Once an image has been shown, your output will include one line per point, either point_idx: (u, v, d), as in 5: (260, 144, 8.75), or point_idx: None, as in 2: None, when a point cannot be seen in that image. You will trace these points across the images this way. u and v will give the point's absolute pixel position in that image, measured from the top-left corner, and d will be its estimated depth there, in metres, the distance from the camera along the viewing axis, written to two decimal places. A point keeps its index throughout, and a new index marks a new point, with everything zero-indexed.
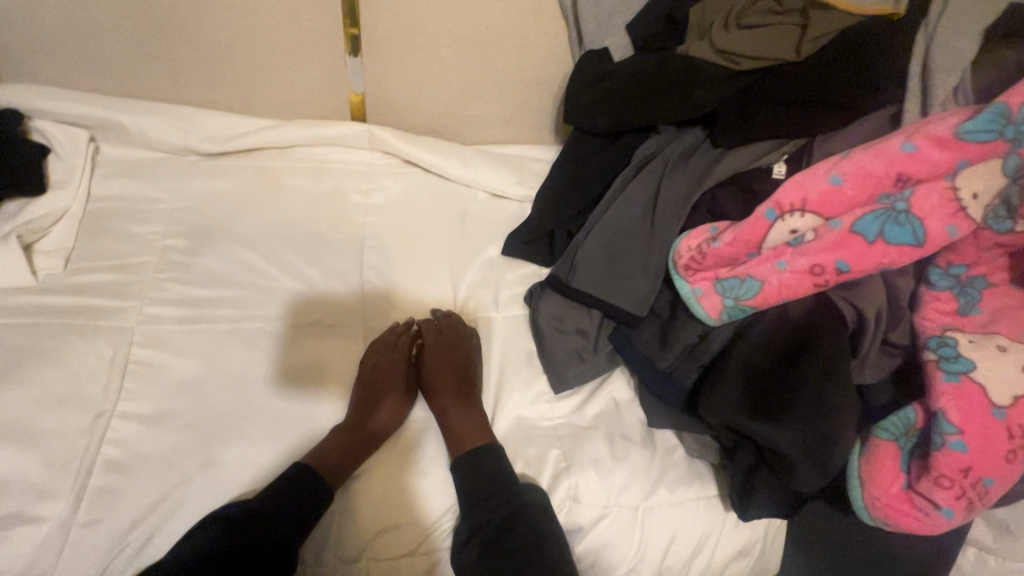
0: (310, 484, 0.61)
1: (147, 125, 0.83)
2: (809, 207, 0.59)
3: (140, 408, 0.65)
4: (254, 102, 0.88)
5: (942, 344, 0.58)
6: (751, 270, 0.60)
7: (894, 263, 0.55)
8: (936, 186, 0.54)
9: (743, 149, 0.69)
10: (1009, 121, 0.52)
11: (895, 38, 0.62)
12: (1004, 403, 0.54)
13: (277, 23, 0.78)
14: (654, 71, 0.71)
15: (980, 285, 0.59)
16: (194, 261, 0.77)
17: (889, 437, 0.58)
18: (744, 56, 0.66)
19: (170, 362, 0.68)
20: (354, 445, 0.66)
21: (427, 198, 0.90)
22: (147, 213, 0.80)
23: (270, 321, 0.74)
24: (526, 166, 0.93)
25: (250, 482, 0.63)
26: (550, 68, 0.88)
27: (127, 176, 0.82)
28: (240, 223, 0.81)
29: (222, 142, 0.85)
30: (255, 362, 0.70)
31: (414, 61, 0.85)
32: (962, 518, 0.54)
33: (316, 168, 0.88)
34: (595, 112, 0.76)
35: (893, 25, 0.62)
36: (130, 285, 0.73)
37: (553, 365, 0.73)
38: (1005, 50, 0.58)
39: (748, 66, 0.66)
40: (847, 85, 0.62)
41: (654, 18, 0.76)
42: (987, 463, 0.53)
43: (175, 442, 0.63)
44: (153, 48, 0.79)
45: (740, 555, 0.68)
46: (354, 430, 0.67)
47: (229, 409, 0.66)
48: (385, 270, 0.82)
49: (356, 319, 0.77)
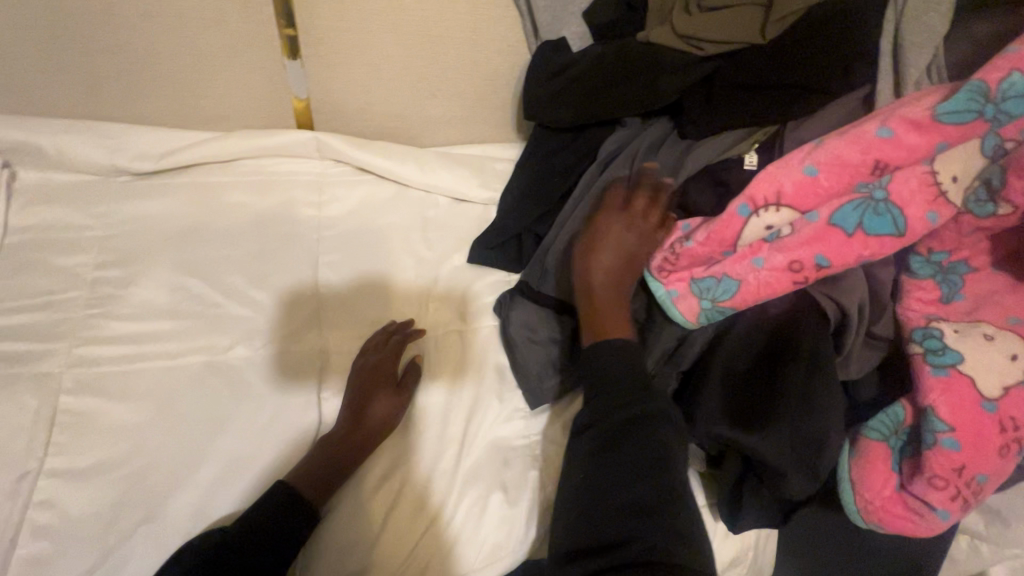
0: (264, 531, 0.57)
1: (71, 146, 0.77)
2: (783, 200, 0.56)
3: (76, 461, 0.60)
4: (188, 114, 0.82)
5: (927, 336, 0.55)
6: (727, 270, 0.56)
7: (876, 255, 0.52)
8: (914, 171, 0.51)
9: (713, 138, 0.64)
10: (989, 100, 0.49)
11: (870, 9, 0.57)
12: (995, 395, 0.51)
13: (203, 27, 0.73)
14: (615, 62, 0.67)
15: (962, 271, 0.57)
16: (128, 292, 0.71)
17: (879, 437, 0.55)
18: (706, 41, 0.63)
19: (104, 408, 0.63)
20: (315, 486, 0.61)
21: (385, 207, 0.85)
22: (74, 242, 0.74)
23: (216, 352, 0.69)
24: (488, 166, 0.88)
25: (194, 534, 0.60)
26: (504, 62, 0.84)
27: (50, 204, 0.76)
28: (179, 247, 0.76)
29: (156, 159, 0.80)
30: (202, 398, 0.65)
31: (358, 62, 0.80)
32: (959, 516, 0.52)
33: (261, 182, 0.83)
34: (555, 108, 0.72)
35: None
36: (57, 325, 0.67)
37: (528, 380, 0.70)
38: (970, 24, 0.56)
39: (711, 51, 0.63)
40: (818, 66, 0.58)
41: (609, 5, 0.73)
42: (981, 459, 0.50)
43: (110, 498, 0.59)
44: (66, 62, 0.73)
45: (732, 564, 0.66)
46: (314, 469, 0.62)
47: (176, 451, 0.62)
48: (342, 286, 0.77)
49: (313, 342, 0.72)
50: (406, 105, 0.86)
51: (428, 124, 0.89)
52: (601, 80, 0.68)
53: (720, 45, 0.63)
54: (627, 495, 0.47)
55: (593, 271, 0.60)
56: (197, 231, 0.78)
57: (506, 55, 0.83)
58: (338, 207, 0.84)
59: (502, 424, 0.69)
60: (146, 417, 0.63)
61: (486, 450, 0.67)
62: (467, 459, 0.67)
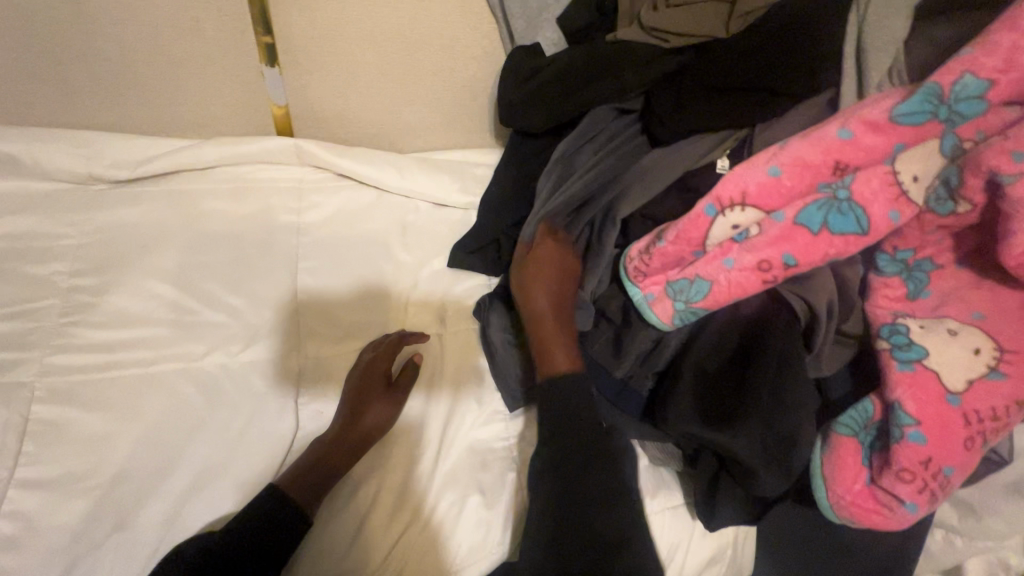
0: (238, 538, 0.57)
1: (45, 154, 0.77)
2: (749, 201, 0.56)
3: (47, 471, 0.60)
4: (164, 121, 0.82)
5: (894, 332, 0.56)
6: (699, 270, 0.58)
7: (841, 254, 0.53)
8: (876, 171, 0.52)
9: (686, 143, 0.65)
10: (942, 101, 0.51)
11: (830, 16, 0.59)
12: (959, 388, 0.52)
13: (178, 34, 0.73)
14: (584, 62, 0.68)
15: (927, 267, 0.57)
16: (103, 300, 0.71)
17: (849, 432, 0.56)
18: (675, 34, 0.64)
19: (75, 417, 0.63)
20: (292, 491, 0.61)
21: (365, 212, 0.85)
22: (47, 250, 0.74)
23: (191, 359, 0.68)
24: (468, 171, 0.89)
25: (165, 544, 0.59)
26: (482, 68, 0.85)
27: (24, 212, 0.76)
28: (156, 254, 0.75)
29: (132, 168, 0.79)
30: (176, 405, 0.65)
31: (336, 68, 0.80)
32: (927, 509, 0.53)
33: (239, 189, 0.83)
34: (528, 110, 0.72)
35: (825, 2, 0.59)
36: (29, 334, 0.67)
37: (507, 383, 0.70)
38: (928, 27, 0.57)
39: (680, 44, 0.65)
40: (782, 67, 0.59)
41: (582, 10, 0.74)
42: (947, 452, 0.51)
43: (80, 508, 0.59)
44: (40, 69, 0.73)
45: (712, 562, 0.66)
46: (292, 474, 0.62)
47: (148, 461, 0.62)
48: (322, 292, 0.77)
49: (292, 348, 0.72)
50: (385, 111, 0.86)
51: (408, 129, 0.89)
52: (572, 78, 0.68)
53: (690, 39, 0.64)
54: (598, 498, 0.54)
55: (538, 301, 0.65)
56: (174, 238, 0.77)
57: (483, 61, 0.84)
58: (317, 214, 0.84)
59: (484, 425, 0.69)
60: (119, 426, 0.63)
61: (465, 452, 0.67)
62: (446, 463, 0.67)
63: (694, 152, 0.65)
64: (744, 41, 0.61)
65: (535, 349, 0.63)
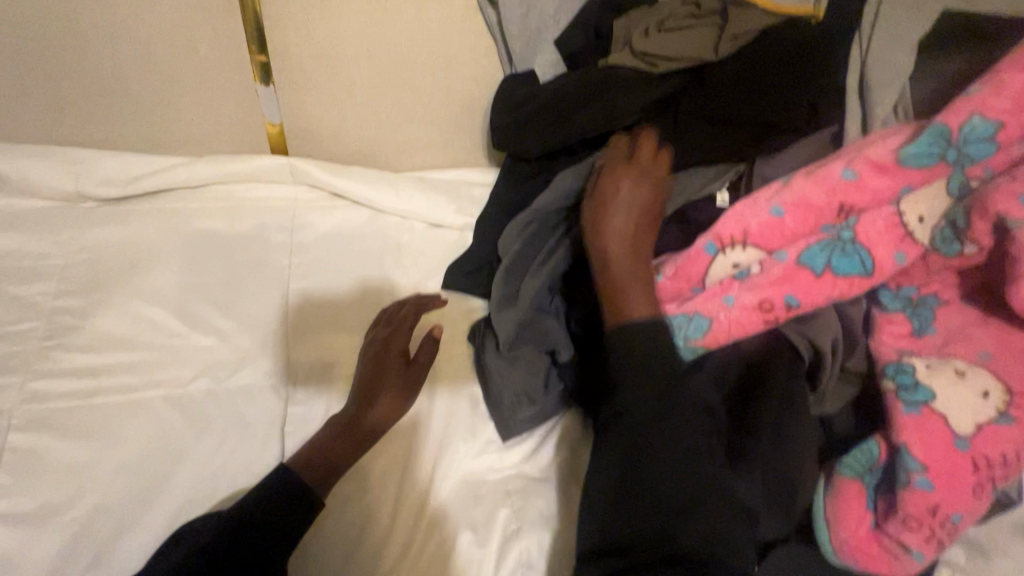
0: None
1: (35, 171, 0.76)
2: (750, 240, 0.55)
3: (22, 503, 0.58)
4: (158, 139, 0.80)
5: (899, 372, 0.54)
6: (698, 307, 0.55)
7: (844, 295, 0.52)
8: (880, 213, 0.51)
9: (688, 174, 0.62)
10: (952, 142, 0.50)
11: (835, 48, 0.57)
12: (968, 432, 0.50)
13: (172, 52, 0.72)
14: (580, 88, 0.67)
15: (932, 303, 0.56)
16: (88, 323, 0.69)
17: (854, 475, 0.54)
18: (661, 57, 0.63)
19: (53, 447, 0.61)
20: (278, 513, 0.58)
21: (360, 232, 0.84)
22: (33, 270, 0.72)
23: (177, 386, 0.66)
24: (465, 192, 0.87)
25: None
26: (480, 89, 0.84)
27: (11, 230, 0.74)
28: (143, 274, 0.74)
29: (123, 185, 0.78)
30: (158, 435, 0.63)
31: (331, 87, 0.79)
32: (934, 556, 0.51)
33: (231, 208, 0.81)
34: (525, 135, 0.71)
35: (823, 35, 0.57)
36: (11, 357, 0.65)
37: (501, 411, 0.68)
38: (927, 65, 0.57)
39: (667, 67, 0.63)
40: (780, 100, 0.58)
41: (581, 35, 0.73)
42: (955, 500, 0.49)
43: (54, 546, 0.56)
44: (32, 85, 0.72)
45: None
46: None
47: (127, 491, 0.59)
48: (312, 315, 0.75)
49: (280, 373, 0.70)
50: (380, 130, 0.85)
51: (404, 148, 0.88)
52: (565, 107, 0.67)
53: (677, 62, 0.63)
54: (676, 502, 0.47)
55: (623, 196, 0.58)
56: (162, 258, 0.75)
57: (481, 82, 0.83)
58: (311, 233, 0.82)
59: (478, 455, 0.67)
60: (99, 453, 0.61)
61: (456, 486, 0.65)
62: (436, 498, 0.64)
63: (694, 184, 0.62)
64: (738, 71, 0.60)
65: (630, 253, 0.56)
